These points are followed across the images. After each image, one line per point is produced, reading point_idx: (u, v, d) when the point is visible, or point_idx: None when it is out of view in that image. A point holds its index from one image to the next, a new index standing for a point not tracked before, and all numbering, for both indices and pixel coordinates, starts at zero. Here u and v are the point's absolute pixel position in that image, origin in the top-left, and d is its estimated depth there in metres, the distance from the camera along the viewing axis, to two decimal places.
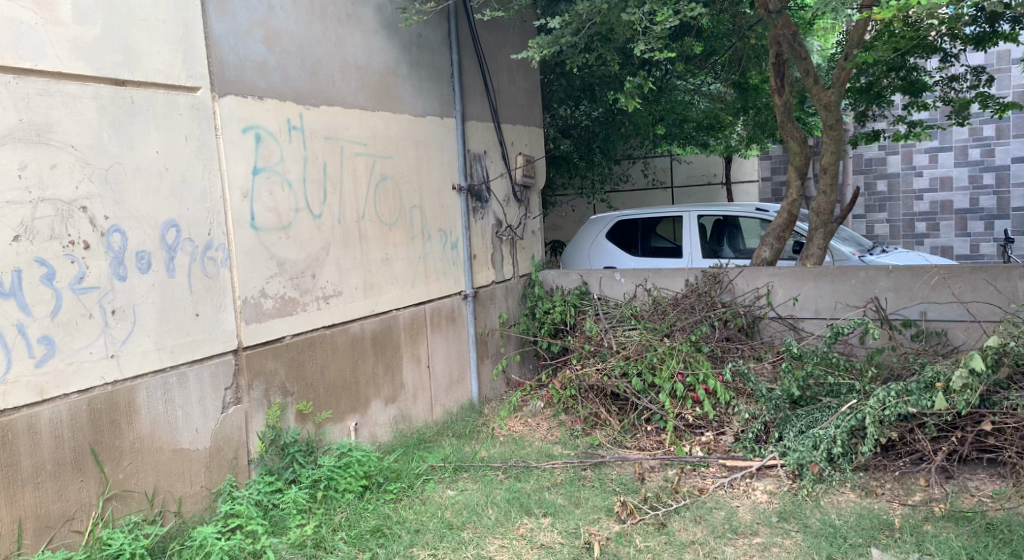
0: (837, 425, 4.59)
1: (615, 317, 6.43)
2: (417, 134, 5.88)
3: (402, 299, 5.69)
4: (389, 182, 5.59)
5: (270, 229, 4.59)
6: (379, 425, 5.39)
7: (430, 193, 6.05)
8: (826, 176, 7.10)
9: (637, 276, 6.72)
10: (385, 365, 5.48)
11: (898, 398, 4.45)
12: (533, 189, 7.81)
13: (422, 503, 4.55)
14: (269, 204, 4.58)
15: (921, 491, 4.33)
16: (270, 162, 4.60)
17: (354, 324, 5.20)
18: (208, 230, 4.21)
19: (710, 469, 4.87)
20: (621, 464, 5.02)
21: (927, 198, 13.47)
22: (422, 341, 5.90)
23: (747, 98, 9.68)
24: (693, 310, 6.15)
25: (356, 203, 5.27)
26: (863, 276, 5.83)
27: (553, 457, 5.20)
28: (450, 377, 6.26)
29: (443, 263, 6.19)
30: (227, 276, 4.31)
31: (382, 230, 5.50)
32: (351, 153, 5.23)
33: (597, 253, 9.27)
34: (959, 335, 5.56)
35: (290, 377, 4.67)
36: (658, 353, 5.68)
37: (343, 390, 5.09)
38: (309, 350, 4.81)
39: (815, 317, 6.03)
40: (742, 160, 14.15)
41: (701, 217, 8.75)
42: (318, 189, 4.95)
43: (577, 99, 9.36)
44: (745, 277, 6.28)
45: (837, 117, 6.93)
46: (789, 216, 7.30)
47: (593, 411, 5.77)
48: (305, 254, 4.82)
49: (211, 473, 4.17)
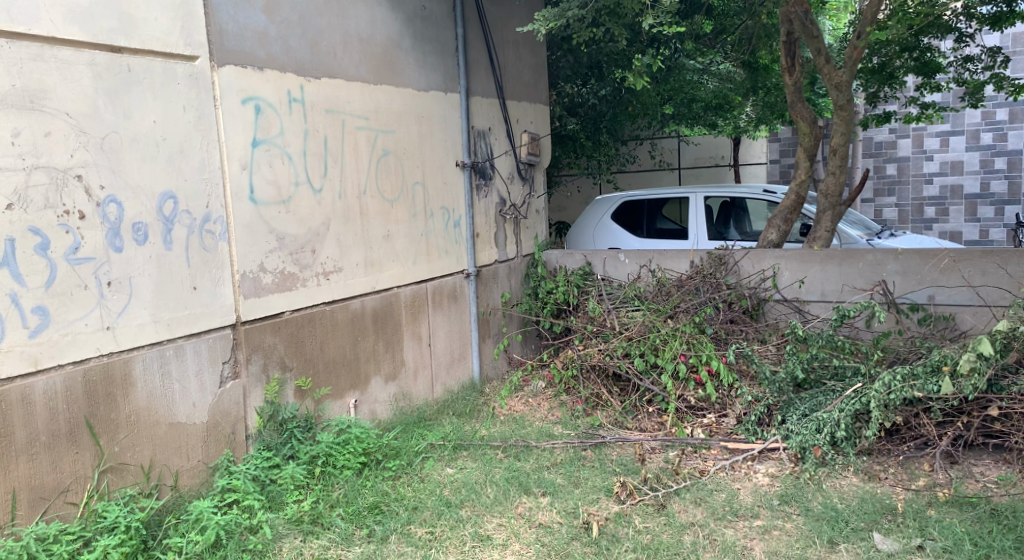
0: (841, 409, 4.53)
1: (618, 297, 6.38)
2: (420, 110, 5.80)
3: (404, 276, 5.63)
4: (391, 157, 5.51)
5: (269, 203, 4.53)
6: (379, 402, 5.36)
7: (433, 169, 5.98)
8: (835, 157, 6.99)
9: (642, 257, 6.66)
10: (385, 343, 5.44)
11: (904, 383, 4.36)
12: (538, 167, 7.72)
13: (421, 480, 4.53)
14: (268, 177, 4.52)
15: (925, 476, 4.27)
16: (269, 134, 4.53)
17: (354, 300, 5.15)
18: (206, 202, 4.15)
19: (711, 451, 4.82)
20: (621, 445, 4.98)
21: (937, 183, 13.31)
22: (423, 319, 5.85)
23: (757, 78, 9.55)
24: (697, 291, 6.08)
25: (358, 178, 5.20)
26: (871, 259, 5.77)
27: (553, 437, 5.16)
28: (451, 355, 6.22)
29: (445, 241, 6.13)
30: (225, 249, 4.26)
31: (384, 206, 5.44)
32: (352, 127, 5.15)
33: (601, 233, 9.20)
34: (967, 319, 5.47)
35: (289, 352, 4.63)
36: (661, 334, 5.62)
37: (343, 366, 5.05)
38: (309, 326, 4.77)
39: (821, 301, 5.97)
40: (750, 142, 14.00)
41: (708, 198, 8.66)
42: (319, 163, 4.88)
43: (584, 77, 9.24)
44: (751, 258, 6.21)
45: (849, 97, 6.80)
46: (797, 198, 7.22)
47: (595, 392, 5.73)
48: (305, 229, 4.77)
49: (208, 447, 4.14)
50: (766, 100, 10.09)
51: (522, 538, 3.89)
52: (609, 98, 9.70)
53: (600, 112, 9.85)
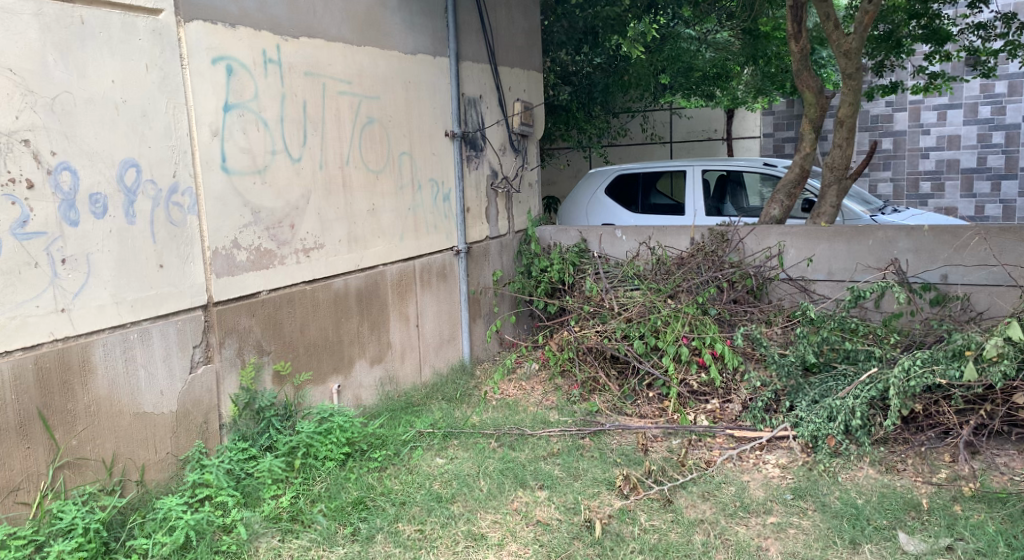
0: (855, 395, 4.27)
1: (616, 277, 6.08)
2: (407, 75, 5.42)
3: (390, 253, 5.30)
4: (376, 125, 5.15)
5: (243, 173, 4.17)
6: (363, 387, 5.04)
7: (421, 140, 5.61)
8: (842, 128, 6.67)
9: (640, 233, 6.35)
10: (370, 324, 5.11)
11: (924, 368, 4.13)
12: (531, 138, 7.36)
13: (409, 472, 4.23)
14: (242, 145, 4.15)
15: (947, 468, 4.02)
16: (243, 98, 4.15)
17: (337, 279, 4.81)
18: (173, 172, 3.78)
19: (717, 440, 4.55)
20: (621, 433, 4.71)
21: (934, 157, 13.05)
22: (411, 298, 5.52)
23: (757, 46, 9.19)
24: (699, 270, 5.78)
25: (341, 147, 4.83)
26: (881, 236, 5.49)
27: (549, 424, 4.87)
28: (439, 337, 5.90)
29: (434, 216, 5.78)
30: (195, 224, 3.90)
31: (369, 178, 5.08)
32: (334, 92, 4.78)
33: (595, 208, 8.88)
34: (983, 300, 5.23)
35: (267, 335, 4.30)
36: (663, 316, 5.33)
37: (325, 349, 4.72)
38: (287, 307, 4.43)
39: (829, 280, 5.70)
40: (745, 114, 13.66)
41: (705, 172, 8.34)
42: (298, 130, 4.51)
43: (578, 45, 8.85)
44: (756, 236, 5.93)
45: (857, 65, 6.49)
46: (800, 170, 6.89)
47: (592, 375, 5.43)
48: (282, 202, 4.41)
49: (178, 438, 3.80)
50: (765, 70, 9.74)
51: (519, 537, 3.61)
52: (604, 66, 9.35)
53: (595, 81, 9.45)
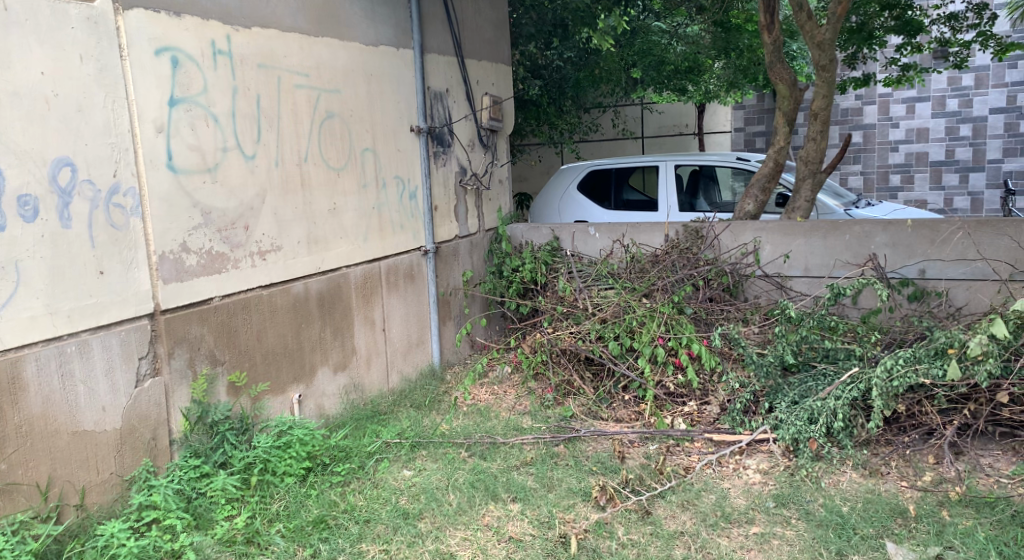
0: (836, 396, 4.13)
1: (589, 276, 5.90)
2: (368, 67, 5.19)
3: (354, 254, 5.06)
4: (337, 120, 4.91)
5: (192, 171, 3.91)
6: (326, 395, 4.80)
7: (385, 135, 5.38)
8: (816, 122, 6.54)
9: (614, 231, 6.17)
10: (333, 329, 4.87)
11: (907, 367, 3.98)
12: (500, 133, 7.15)
13: (374, 487, 4.01)
14: (190, 141, 3.89)
15: (931, 470, 3.89)
16: (190, 92, 3.89)
17: (296, 283, 4.57)
18: (113, 170, 3.52)
19: (695, 445, 4.38)
20: (596, 439, 4.52)
21: (903, 150, 13.07)
22: (376, 301, 5.29)
23: (729, 38, 9.06)
24: (674, 267, 5.62)
25: (298, 144, 4.59)
26: (858, 231, 5.37)
27: (522, 431, 4.67)
28: (408, 341, 5.66)
29: (400, 215, 5.55)
30: (139, 226, 3.64)
31: (330, 175, 4.84)
32: (290, 85, 4.53)
33: (567, 205, 8.70)
34: (961, 294, 5.15)
35: (220, 344, 4.04)
36: (638, 316, 5.16)
37: (285, 358, 4.48)
38: (242, 313, 4.18)
39: (805, 276, 5.58)
40: (716, 109, 13.61)
41: (678, 167, 8.19)
42: (252, 126, 4.27)
43: (547, 38, 8.63)
44: (731, 232, 5.77)
45: (830, 57, 6.37)
46: (775, 165, 6.74)
47: (566, 379, 5.24)
48: (235, 202, 4.16)
49: (122, 457, 3.53)
50: (737, 64, 9.60)
51: (490, 555, 3.42)
52: (575, 60, 9.19)
53: (565, 75, 9.31)
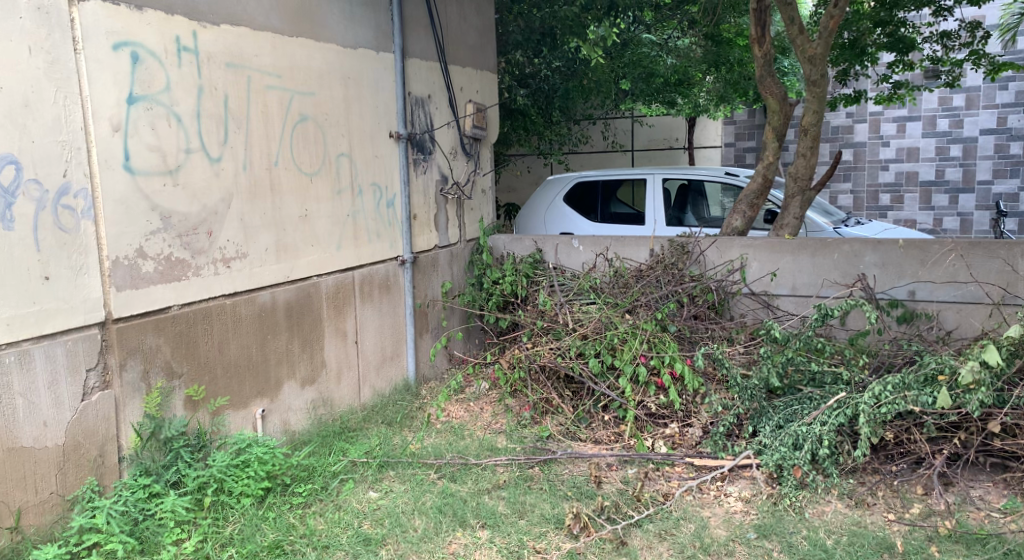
0: (822, 422, 3.98)
1: (571, 290, 5.73)
2: (345, 70, 5.01)
3: (326, 263, 4.87)
4: (310, 123, 4.73)
5: (151, 173, 3.72)
6: (292, 410, 4.59)
7: (363, 141, 5.20)
8: (806, 137, 6.40)
9: (597, 244, 6.02)
10: (302, 342, 4.67)
11: (896, 394, 3.83)
12: (485, 142, 6.98)
13: (337, 509, 3.81)
14: (149, 142, 3.70)
15: (920, 502, 3.71)
16: (151, 90, 3.71)
17: (263, 292, 4.37)
18: (63, 170, 3.32)
19: (675, 469, 4.22)
20: (573, 461, 4.33)
21: (893, 169, 13.00)
22: (349, 312, 5.09)
23: (720, 52, 8.95)
24: (659, 283, 5.46)
25: (268, 147, 4.41)
26: (847, 250, 5.23)
27: (496, 452, 4.48)
28: (382, 354, 5.45)
29: (376, 224, 5.36)
30: (90, 229, 3.44)
31: (302, 181, 4.65)
32: (260, 86, 4.35)
33: (552, 216, 8.53)
34: (951, 318, 5.00)
35: (178, 356, 3.84)
36: (619, 333, 4.97)
37: (249, 370, 4.27)
38: (203, 323, 3.98)
39: (792, 295, 5.41)
40: (706, 123, 13.52)
41: (666, 180, 8.05)
42: (218, 128, 4.08)
43: (535, 47, 8.48)
44: (717, 248, 5.62)
45: (822, 72, 6.24)
46: (764, 181, 6.58)
47: (544, 396, 5.05)
48: (198, 207, 3.97)
49: (65, 475, 3.32)
50: (727, 78, 9.43)
51: None
52: (564, 70, 9.05)
53: (553, 85, 9.17)
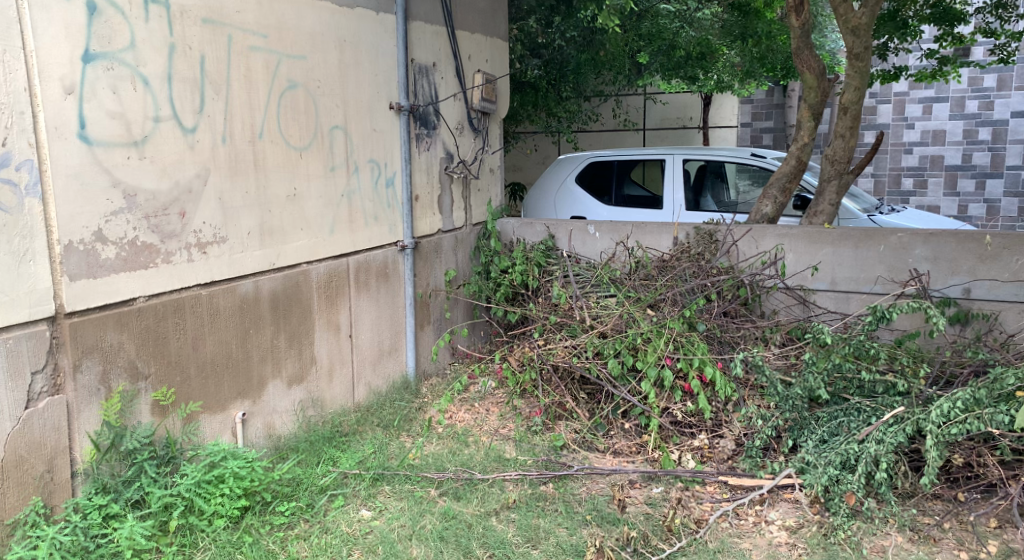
0: (878, 440, 3.52)
1: (588, 281, 5.22)
2: (340, 32, 4.47)
3: (317, 248, 4.36)
4: (300, 91, 4.20)
5: (112, 144, 3.21)
6: (278, 413, 4.11)
7: (359, 112, 4.68)
8: (846, 116, 5.84)
9: (617, 231, 5.52)
10: (288, 336, 4.18)
11: (966, 412, 3.37)
12: (494, 116, 6.43)
13: (325, 532, 3.35)
14: (110, 107, 3.19)
15: (995, 538, 3.27)
16: (112, 46, 3.19)
17: (244, 281, 3.87)
18: (3, 138, 2.81)
19: (708, 489, 3.78)
20: (591, 478, 3.86)
21: (917, 152, 12.42)
22: (342, 303, 4.59)
23: (747, 24, 8.33)
24: (685, 275, 4.96)
25: (252, 117, 3.89)
26: (894, 242, 4.72)
27: (504, 464, 4.00)
28: (379, 349, 4.95)
29: (374, 205, 4.84)
30: (37, 209, 2.94)
31: (290, 156, 4.14)
32: (243, 47, 3.82)
33: (563, 199, 8.00)
34: (1013, 319, 4.50)
35: (144, 355, 3.36)
36: (642, 332, 4.46)
37: (226, 370, 3.78)
38: (175, 318, 3.49)
39: (831, 291, 4.92)
40: (722, 101, 12.86)
41: (686, 161, 7.50)
42: (193, 93, 3.56)
43: (547, 15, 7.90)
44: (750, 238, 5.13)
45: (866, 45, 5.66)
46: (797, 163, 6.03)
47: (557, 400, 4.54)
48: (169, 184, 3.46)
49: (3, 498, 2.84)
50: (753, 51, 8.77)
51: None
52: (578, 40, 8.26)
53: (566, 56, 8.50)
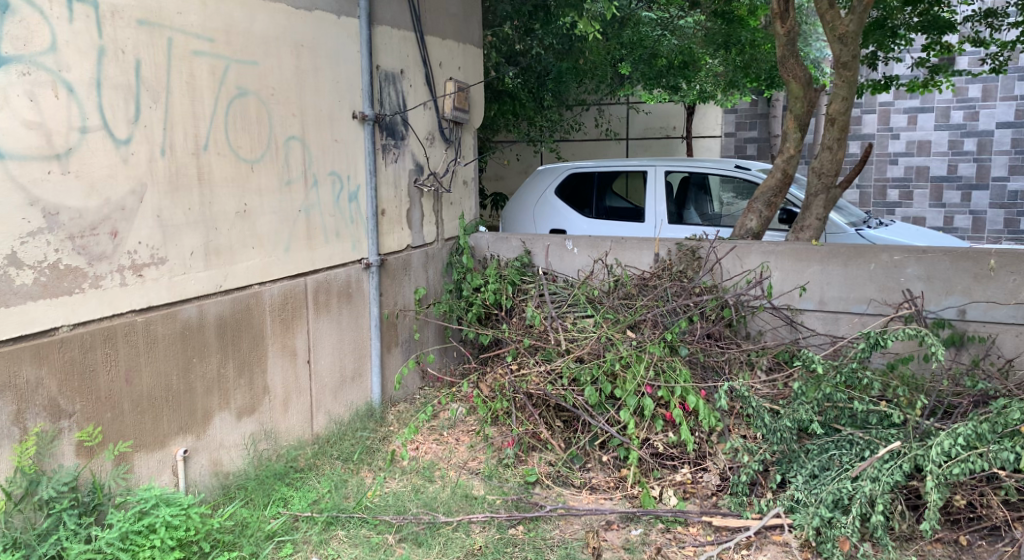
0: (873, 478, 3.25)
1: (564, 301, 4.94)
2: (297, 36, 4.17)
3: (271, 269, 4.04)
4: (251, 99, 3.89)
5: (29, 157, 2.89)
6: (225, 448, 3.78)
7: (318, 122, 4.37)
8: (833, 127, 5.60)
9: (595, 247, 5.26)
10: (237, 364, 3.85)
11: (969, 449, 3.11)
12: (467, 126, 6.15)
13: None
14: (26, 116, 2.87)
15: None
16: (28, 49, 2.87)
17: (187, 306, 3.55)
18: None
19: (691, 530, 3.50)
20: (565, 519, 3.58)
21: (903, 163, 12.27)
22: (299, 326, 4.27)
23: (731, 32, 8.10)
24: (667, 295, 4.68)
25: (195, 127, 3.57)
26: (886, 260, 4.47)
27: (471, 503, 3.70)
28: (341, 374, 4.63)
29: (335, 221, 4.53)
30: None
31: (239, 169, 3.82)
32: (185, 51, 3.51)
33: (542, 211, 7.73)
34: (1010, 343, 4.25)
35: (67, 391, 3.03)
36: (621, 356, 4.17)
37: (165, 404, 3.45)
38: (105, 349, 3.16)
39: (820, 312, 4.66)
40: (706, 110, 12.74)
41: (669, 172, 7.25)
42: (127, 101, 3.25)
43: (525, 21, 7.63)
44: (735, 255, 4.86)
45: (854, 53, 5.42)
46: (783, 176, 5.78)
47: (530, 430, 4.22)
48: (99, 201, 3.14)
49: None
50: (737, 60, 8.51)
51: None
52: (557, 47, 8.09)
53: (545, 64, 8.30)
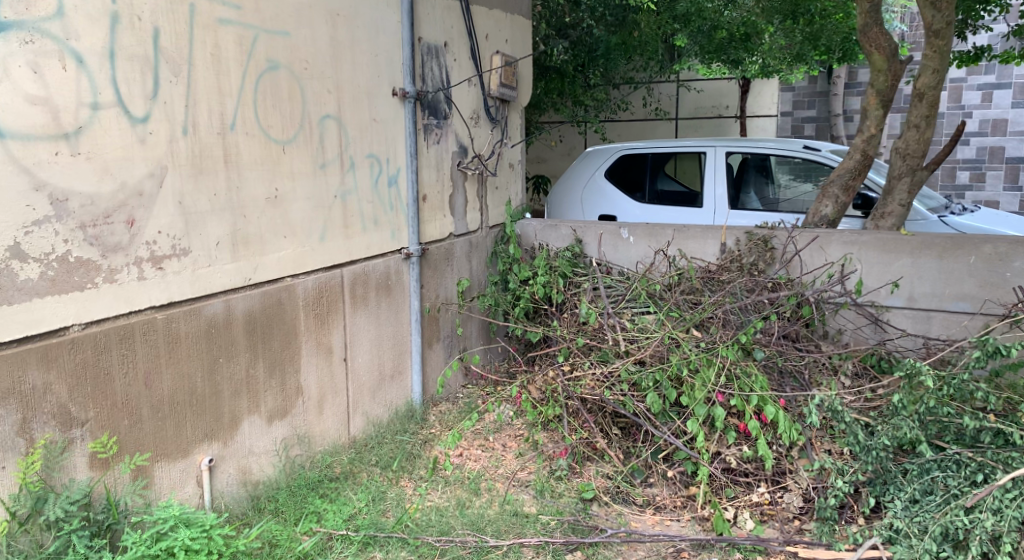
0: (995, 511, 2.79)
1: (621, 295, 4.52)
2: (333, 4, 3.80)
3: (304, 259, 3.70)
4: (282, 74, 3.53)
5: (34, 137, 2.57)
6: (254, 455, 3.47)
7: (356, 99, 4.01)
8: (921, 104, 5.05)
9: (656, 237, 4.84)
10: (267, 363, 3.52)
11: None
12: (513, 104, 5.73)
13: None
14: (30, 91, 2.56)
15: None
16: (31, 13, 2.54)
17: (213, 300, 3.22)
18: None
19: None
20: (628, 546, 3.20)
21: (974, 144, 11.51)
22: (335, 322, 3.93)
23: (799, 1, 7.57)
24: (736, 290, 4.22)
25: (222, 103, 3.23)
26: (989, 253, 3.96)
27: (523, 522, 3.34)
28: (379, 372, 4.29)
29: (374, 207, 4.18)
30: None
31: (270, 150, 3.48)
32: (210, 19, 3.16)
33: (591, 195, 7.27)
34: None
35: (78, 396, 2.73)
36: (688, 359, 3.74)
37: (189, 408, 3.14)
38: (121, 349, 2.85)
39: (909, 310, 4.17)
40: (760, 89, 11.88)
41: (730, 153, 6.73)
42: (144, 74, 2.91)
43: None
44: (814, 247, 4.38)
45: (949, 20, 4.85)
46: (862, 158, 5.26)
47: (587, 439, 3.85)
48: (113, 185, 2.81)
49: None
50: (805, 31, 8.04)
51: None
52: (609, 18, 7.53)
53: (597, 37, 7.64)
